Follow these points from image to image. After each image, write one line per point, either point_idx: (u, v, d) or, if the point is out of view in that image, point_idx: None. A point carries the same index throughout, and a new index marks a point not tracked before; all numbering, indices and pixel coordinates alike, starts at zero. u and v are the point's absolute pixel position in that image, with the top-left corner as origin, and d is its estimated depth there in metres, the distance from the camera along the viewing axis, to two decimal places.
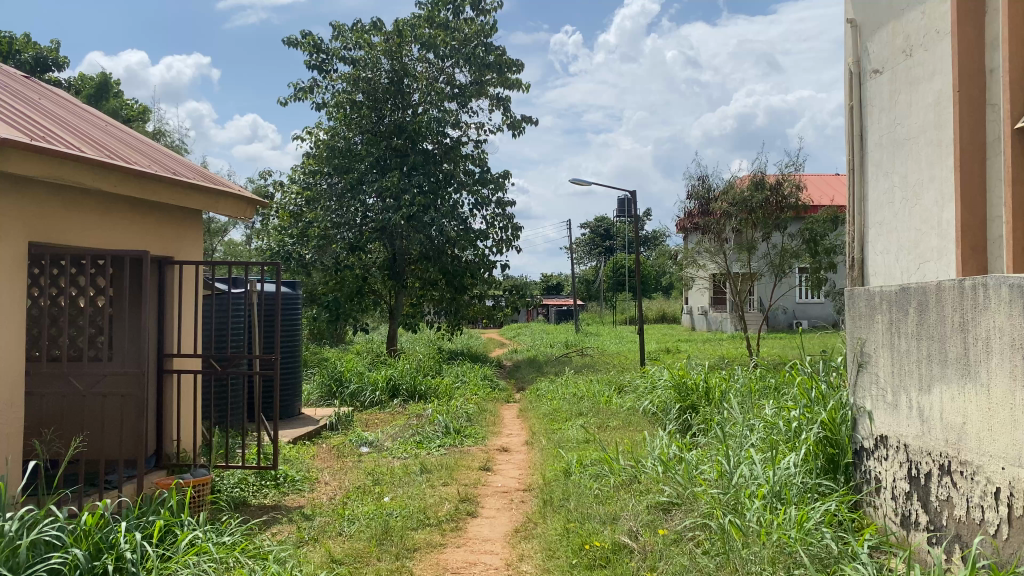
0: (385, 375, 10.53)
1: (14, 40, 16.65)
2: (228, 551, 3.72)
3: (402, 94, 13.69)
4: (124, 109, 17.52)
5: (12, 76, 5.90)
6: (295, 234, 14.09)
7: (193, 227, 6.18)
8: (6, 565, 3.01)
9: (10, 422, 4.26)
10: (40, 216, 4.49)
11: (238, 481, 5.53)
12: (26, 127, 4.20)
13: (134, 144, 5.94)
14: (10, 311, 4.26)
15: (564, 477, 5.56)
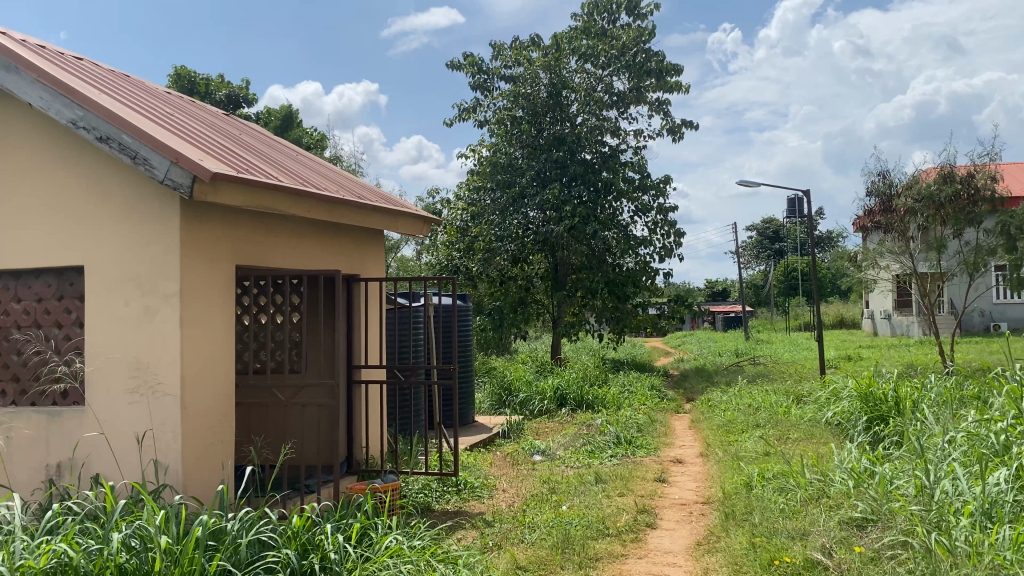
0: (553, 385, 10.66)
1: (210, 82, 18.32)
2: (420, 554, 3.90)
3: (560, 106, 13.81)
4: (305, 138, 18.79)
5: (216, 115, 6.50)
6: (462, 248, 14.51)
7: (376, 245, 6.54)
8: (230, 560, 3.32)
9: (224, 431, 4.68)
10: (245, 242, 4.91)
11: (422, 487, 5.79)
12: (231, 161, 4.62)
13: (322, 171, 6.39)
14: (222, 328, 4.69)
15: (745, 490, 5.39)
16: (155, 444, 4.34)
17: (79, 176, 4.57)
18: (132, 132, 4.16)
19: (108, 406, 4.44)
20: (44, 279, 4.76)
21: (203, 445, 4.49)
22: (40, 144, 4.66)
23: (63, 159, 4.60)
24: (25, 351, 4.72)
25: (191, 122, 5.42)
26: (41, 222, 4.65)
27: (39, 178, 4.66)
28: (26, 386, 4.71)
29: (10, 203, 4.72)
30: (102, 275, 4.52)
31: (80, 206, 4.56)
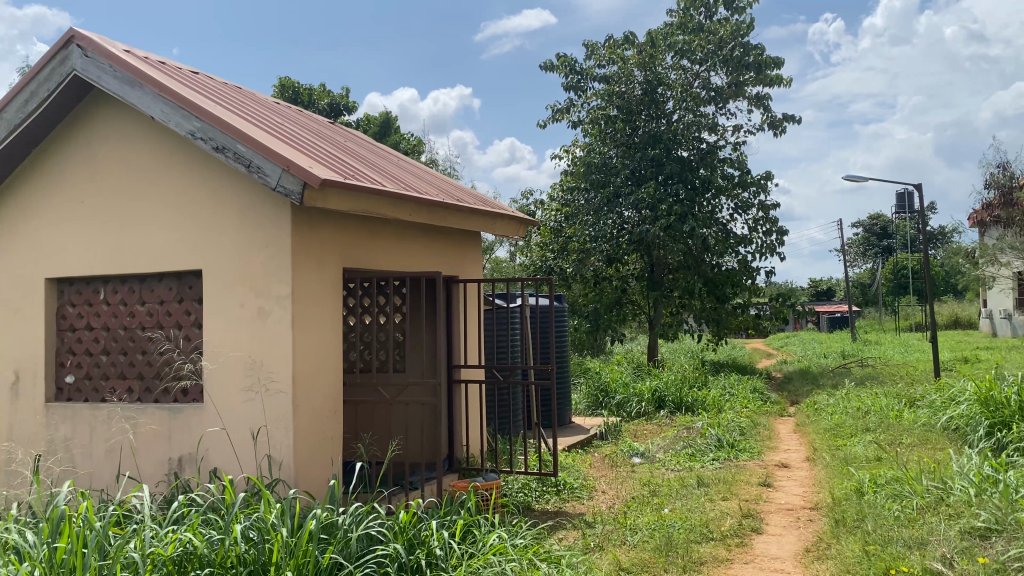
0: (650, 387, 10.54)
1: (312, 92, 18.94)
2: (523, 553, 3.94)
3: (656, 104, 13.64)
4: (402, 143, 19.18)
5: (321, 123, 6.73)
6: (556, 249, 14.50)
7: (474, 247, 6.63)
8: (341, 553, 3.44)
9: (332, 428, 4.83)
10: (352, 245, 5.06)
11: (522, 487, 5.84)
12: (339, 167, 4.77)
13: (422, 176, 6.52)
14: (330, 329, 4.85)
15: (856, 497, 5.20)
16: (269, 440, 4.53)
17: (198, 185, 4.82)
18: (246, 141, 4.35)
19: (226, 403, 4.66)
20: (165, 283, 5.04)
21: (313, 442, 4.66)
22: (161, 156, 4.94)
23: (182, 169, 4.87)
24: (150, 351, 5.01)
25: (299, 130, 5.62)
26: (162, 229, 4.92)
27: (161, 187, 4.94)
28: (150, 384, 4.99)
29: (135, 211, 5.02)
30: (218, 278, 4.75)
31: (198, 213, 4.81)
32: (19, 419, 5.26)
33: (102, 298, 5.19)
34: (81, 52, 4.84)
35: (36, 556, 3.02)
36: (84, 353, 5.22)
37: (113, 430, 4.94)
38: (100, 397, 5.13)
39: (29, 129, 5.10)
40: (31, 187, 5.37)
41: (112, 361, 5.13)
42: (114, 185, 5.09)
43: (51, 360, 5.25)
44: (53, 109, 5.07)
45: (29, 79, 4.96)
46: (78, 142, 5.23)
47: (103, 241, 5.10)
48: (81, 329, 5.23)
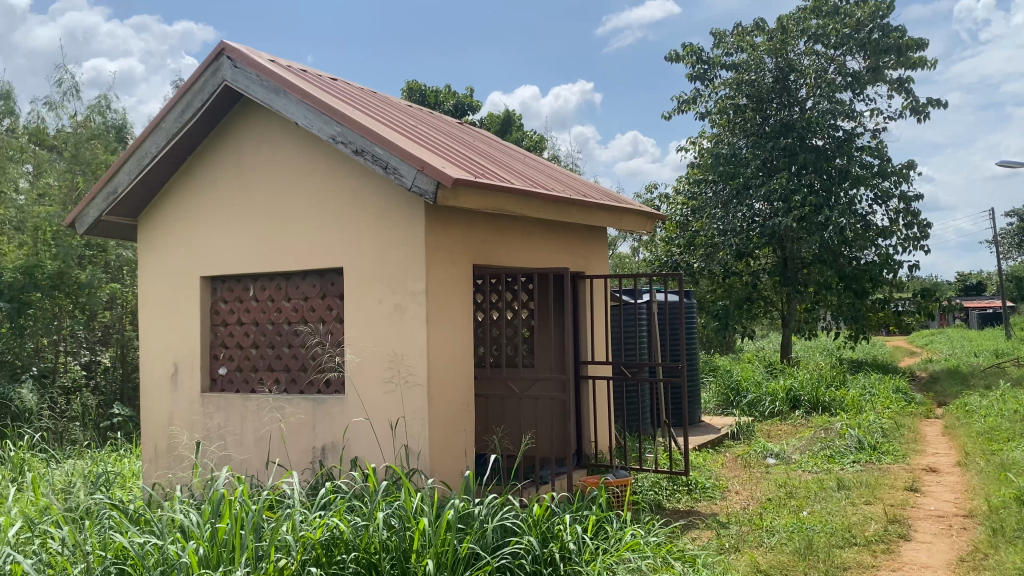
0: (785, 386, 10.21)
1: (438, 94, 19.36)
2: (657, 551, 3.91)
3: (788, 91, 13.17)
4: (526, 141, 19.31)
5: (450, 123, 6.87)
6: (683, 244, 14.21)
7: (601, 243, 6.61)
8: (478, 543, 3.54)
9: (465, 421, 4.95)
10: (481, 243, 5.16)
11: (653, 485, 5.78)
12: (469, 166, 4.87)
13: (549, 172, 6.57)
14: (462, 324, 4.97)
15: (1016, 505, 4.86)
16: (407, 431, 4.69)
17: (339, 187, 5.04)
18: (383, 144, 4.51)
19: (365, 395, 4.85)
20: (309, 280, 5.30)
21: (448, 434, 4.79)
22: (304, 159, 5.19)
23: (324, 171, 5.10)
24: (295, 345, 5.29)
25: (430, 131, 5.77)
26: (306, 229, 5.18)
27: (304, 189, 5.19)
28: (296, 376, 5.26)
29: (280, 213, 5.30)
30: (357, 276, 4.95)
31: (339, 214, 5.03)
32: (179, 407, 5.66)
33: (252, 295, 5.52)
34: (231, 64, 5.15)
35: (201, 534, 3.25)
36: (235, 346, 5.57)
37: (262, 419, 5.24)
38: (251, 387, 5.45)
39: (185, 137, 5.46)
40: (187, 192, 5.76)
41: (262, 354, 5.44)
42: (262, 188, 5.39)
43: (206, 353, 5.63)
44: (205, 118, 5.41)
45: (184, 91, 5.31)
46: (229, 148, 5.56)
47: (251, 241, 5.41)
48: (233, 324, 5.57)
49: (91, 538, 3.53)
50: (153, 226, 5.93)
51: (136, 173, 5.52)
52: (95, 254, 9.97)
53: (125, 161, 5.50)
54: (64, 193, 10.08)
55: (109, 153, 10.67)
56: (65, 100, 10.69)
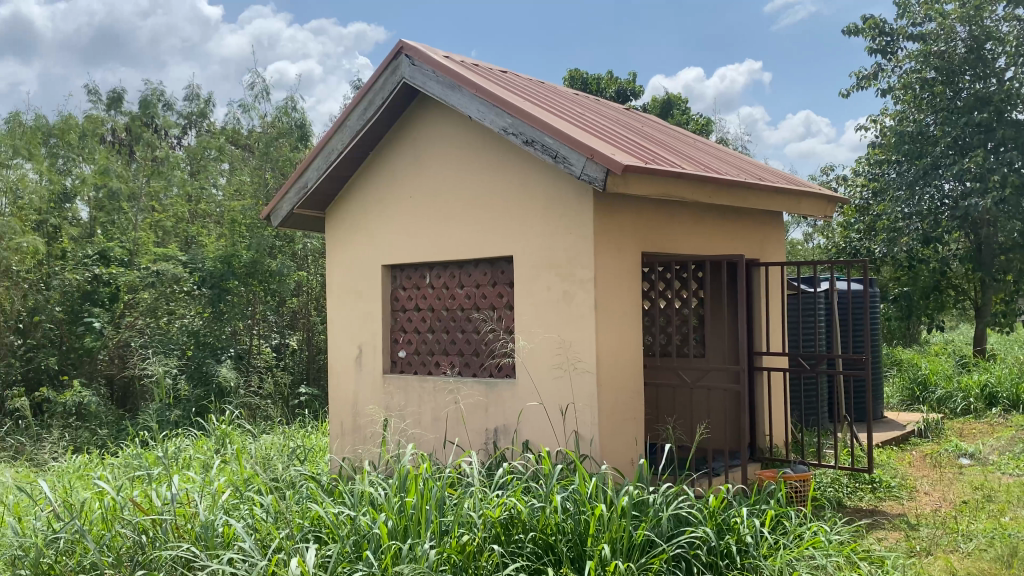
0: (979, 381, 9.45)
1: (601, 80, 19.29)
2: (840, 549, 3.76)
3: (983, 62, 11.99)
4: (691, 125, 18.88)
5: (618, 110, 6.82)
6: (862, 229, 13.37)
7: (777, 229, 6.36)
8: (653, 530, 3.55)
9: (634, 410, 4.93)
10: (651, 230, 5.11)
11: (832, 482, 5.54)
12: (639, 152, 4.83)
13: (721, 157, 6.39)
14: (632, 311, 4.94)
15: None
16: (576, 417, 4.74)
17: (510, 177, 5.15)
18: (553, 133, 4.55)
19: (536, 379, 4.94)
20: (481, 268, 5.46)
21: (618, 421, 4.80)
22: (478, 151, 5.34)
23: (496, 163, 5.23)
24: (469, 330, 5.47)
25: (600, 119, 5.77)
26: (479, 219, 5.33)
27: (477, 180, 5.35)
28: (470, 360, 5.44)
29: (454, 203, 5.48)
30: (528, 264, 5.04)
31: (510, 203, 5.14)
32: (362, 387, 6.01)
33: (428, 283, 5.74)
34: (409, 62, 5.37)
35: (391, 507, 3.47)
36: (413, 331, 5.83)
37: (439, 401, 5.46)
38: (427, 370, 5.69)
39: (367, 134, 5.76)
40: (369, 186, 6.08)
41: (437, 338, 5.67)
42: (437, 180, 5.60)
43: (387, 337, 5.93)
44: (385, 115, 5.69)
45: (366, 90, 5.61)
46: (406, 143, 5.82)
47: (427, 232, 5.65)
48: (411, 310, 5.84)
49: (293, 506, 3.84)
50: (339, 219, 6.31)
51: (325, 168, 5.90)
52: (283, 244, 10.71)
53: (314, 158, 5.90)
54: (255, 188, 10.83)
55: (295, 149, 11.40)
56: (256, 102, 11.55)
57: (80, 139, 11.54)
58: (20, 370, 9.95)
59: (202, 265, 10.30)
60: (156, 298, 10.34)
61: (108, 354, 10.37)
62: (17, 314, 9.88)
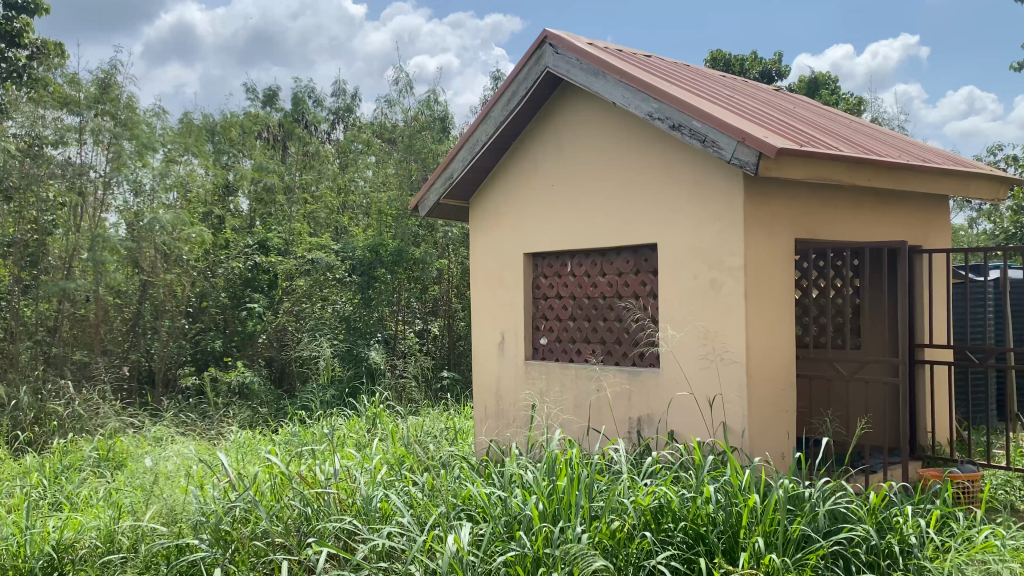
0: None
1: (745, 62, 18.68)
2: (1016, 554, 3.52)
3: None
4: (840, 105, 17.97)
5: (767, 92, 6.60)
6: None
7: (942, 214, 5.98)
8: (809, 525, 3.45)
9: (785, 402, 4.77)
10: (804, 216, 4.92)
11: (1003, 484, 5.18)
12: (792, 135, 4.66)
13: (879, 138, 6.07)
14: (783, 300, 4.78)
15: None
16: (724, 408, 4.64)
17: (656, 163, 5.09)
18: (701, 117, 4.46)
19: (682, 369, 4.87)
20: (624, 256, 5.43)
21: (768, 413, 4.68)
22: (622, 137, 5.31)
23: (641, 149, 5.18)
24: (611, 318, 5.46)
25: (749, 101, 5.60)
26: (622, 206, 5.30)
27: (621, 167, 5.31)
28: (612, 348, 5.43)
29: (597, 191, 5.47)
30: (674, 252, 4.97)
31: (656, 189, 5.08)
32: (505, 372, 6.12)
33: (569, 271, 5.77)
34: (553, 50, 5.41)
35: (541, 490, 3.54)
36: (554, 319, 5.88)
37: (581, 389, 5.49)
38: (569, 358, 5.73)
39: (511, 124, 5.85)
40: (512, 175, 6.16)
41: (579, 326, 5.69)
42: (580, 167, 5.61)
43: (529, 324, 6.01)
44: (529, 105, 5.75)
45: (511, 80, 5.69)
46: (548, 131, 5.85)
47: (570, 220, 5.67)
48: (553, 298, 5.89)
49: (446, 486, 3.99)
50: (483, 208, 6.43)
51: (470, 159, 6.03)
52: (425, 233, 11.04)
53: (460, 149, 6.04)
54: (400, 180, 11.24)
55: (438, 141, 11.66)
56: (401, 96, 11.92)
57: (241, 135, 12.37)
58: (190, 351, 10.74)
59: (352, 254, 10.87)
60: (310, 285, 11.01)
61: (268, 338, 11.12)
62: (188, 299, 10.69)
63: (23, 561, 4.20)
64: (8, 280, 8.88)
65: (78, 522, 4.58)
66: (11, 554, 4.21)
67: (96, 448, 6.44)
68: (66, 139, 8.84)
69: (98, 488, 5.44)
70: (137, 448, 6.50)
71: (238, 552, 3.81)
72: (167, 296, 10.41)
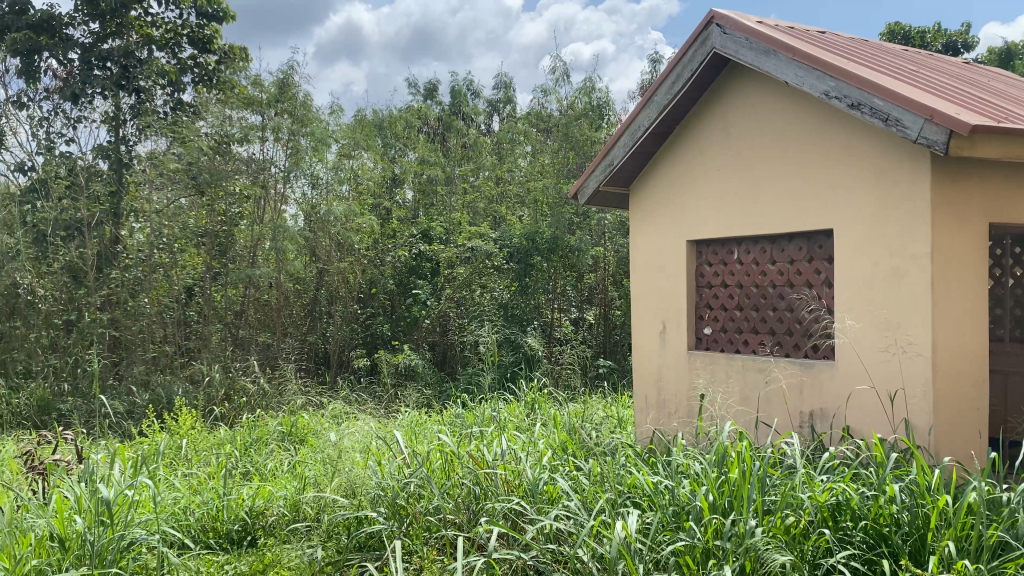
0: None
1: (926, 34, 17.38)
2: None
3: None
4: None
5: (956, 64, 6.13)
6: None
7: None
8: (1009, 532, 3.19)
9: (976, 400, 4.43)
10: (1000, 199, 4.55)
11: None
12: (987, 110, 4.30)
13: None
14: (975, 290, 4.44)
15: None
16: (907, 404, 4.37)
17: (832, 144, 4.84)
18: (884, 95, 4.20)
19: (859, 362, 4.63)
20: (796, 242, 5.21)
21: (957, 411, 4.36)
22: (794, 118, 5.09)
23: (815, 130, 4.95)
24: (781, 308, 5.27)
25: (935, 75, 5.22)
26: (794, 189, 5.09)
27: (793, 149, 5.10)
28: (783, 339, 5.23)
29: (766, 174, 5.28)
30: (851, 238, 4.73)
31: (832, 171, 4.84)
32: (667, 362, 6.04)
33: (735, 258, 5.60)
34: (721, 30, 5.25)
35: (711, 481, 3.49)
36: (720, 308, 5.73)
37: (748, 380, 5.33)
38: (736, 349, 5.57)
39: (675, 108, 5.75)
40: (675, 160, 6.06)
41: (746, 316, 5.52)
42: (748, 150, 5.43)
43: (693, 314, 5.90)
44: (694, 88, 5.63)
45: (675, 63, 5.59)
46: (714, 112, 5.70)
47: (736, 206, 5.50)
48: (717, 286, 5.75)
49: (615, 474, 4.00)
50: (644, 194, 6.38)
51: (630, 145, 5.99)
52: (581, 220, 11.10)
53: (621, 135, 6.01)
54: (558, 168, 11.35)
55: (595, 130, 11.60)
56: (557, 85, 11.90)
57: (406, 129, 12.81)
58: (360, 335, 11.30)
59: (511, 241, 11.10)
60: (471, 273, 11.22)
61: (432, 323, 11.44)
62: (359, 286, 11.24)
63: (221, 524, 4.59)
64: (200, 267, 9.51)
65: (268, 490, 4.95)
66: (211, 518, 4.62)
67: (282, 423, 6.92)
68: (250, 137, 9.52)
69: (283, 460, 5.84)
70: (318, 426, 6.94)
71: (412, 526, 3.99)
72: (341, 282, 11.02)
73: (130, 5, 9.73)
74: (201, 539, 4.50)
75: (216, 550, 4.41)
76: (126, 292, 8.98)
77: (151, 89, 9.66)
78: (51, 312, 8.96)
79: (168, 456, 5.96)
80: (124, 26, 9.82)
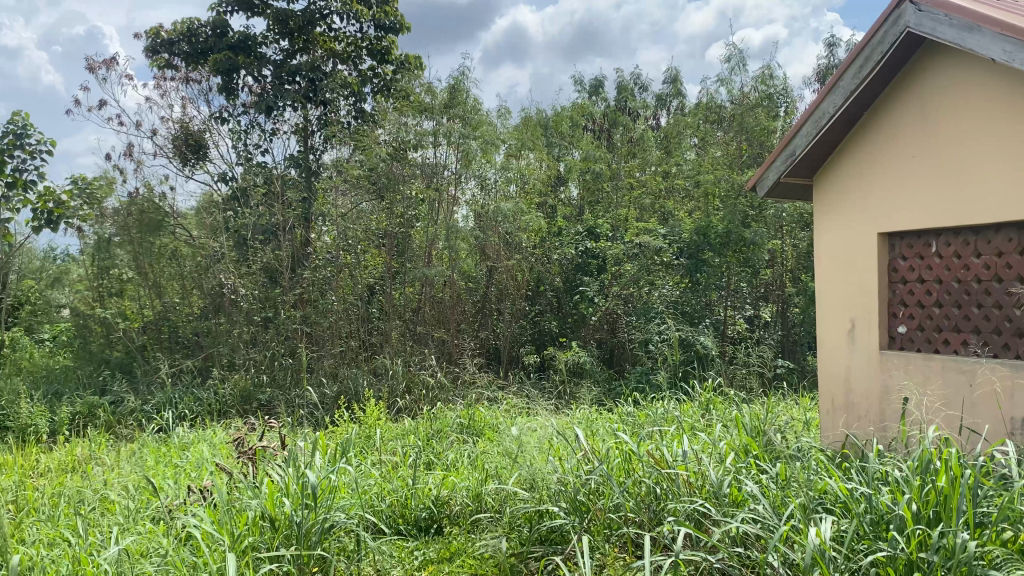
0: None
1: None
2: None
3: None
4: None
5: None
6: None
7: None
8: None
9: None
10: None
11: None
12: None
13: None
14: None
15: None
16: None
17: None
18: None
19: None
20: (1004, 233, 4.79)
21: None
22: (1000, 96, 4.68)
23: None
24: (987, 305, 4.87)
25: None
26: (1001, 174, 4.68)
27: (1001, 130, 4.69)
28: (990, 338, 4.83)
29: (969, 157, 4.89)
30: None
31: None
32: (856, 362, 5.73)
33: (934, 251, 5.23)
34: (915, 8, 4.90)
35: (915, 490, 3.29)
36: (916, 305, 5.37)
37: (951, 382, 4.96)
38: (934, 349, 5.20)
39: (863, 93, 5.44)
40: (863, 149, 5.74)
41: (946, 314, 5.14)
42: (945, 134, 5.06)
43: (884, 311, 5.57)
44: (885, 71, 5.31)
45: (863, 45, 5.28)
46: (907, 96, 5.35)
47: (933, 194, 5.14)
48: (912, 281, 5.39)
49: (804, 480, 3.85)
50: (828, 186, 6.09)
51: (814, 134, 5.74)
52: (756, 213, 10.69)
53: (804, 124, 5.76)
54: (731, 160, 10.99)
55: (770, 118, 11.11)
56: (733, 74, 11.58)
57: (572, 127, 12.85)
58: (529, 332, 11.53)
59: (679, 237, 10.89)
60: (639, 269, 10.97)
61: (600, 319, 11.43)
62: (528, 283, 11.41)
63: (409, 510, 4.82)
64: (381, 267, 9.94)
65: (452, 480, 5.12)
66: (400, 504, 4.84)
67: (461, 416, 7.20)
68: (424, 143, 9.90)
69: (464, 452, 6.07)
70: (494, 419, 7.15)
71: (593, 522, 4.01)
72: (510, 280, 11.16)
73: (314, 21, 10.49)
74: (393, 525, 4.75)
75: (406, 537, 4.66)
76: (316, 291, 9.61)
77: (336, 100, 10.30)
78: (252, 309, 9.69)
79: (360, 446, 6.34)
80: (310, 41, 10.54)
